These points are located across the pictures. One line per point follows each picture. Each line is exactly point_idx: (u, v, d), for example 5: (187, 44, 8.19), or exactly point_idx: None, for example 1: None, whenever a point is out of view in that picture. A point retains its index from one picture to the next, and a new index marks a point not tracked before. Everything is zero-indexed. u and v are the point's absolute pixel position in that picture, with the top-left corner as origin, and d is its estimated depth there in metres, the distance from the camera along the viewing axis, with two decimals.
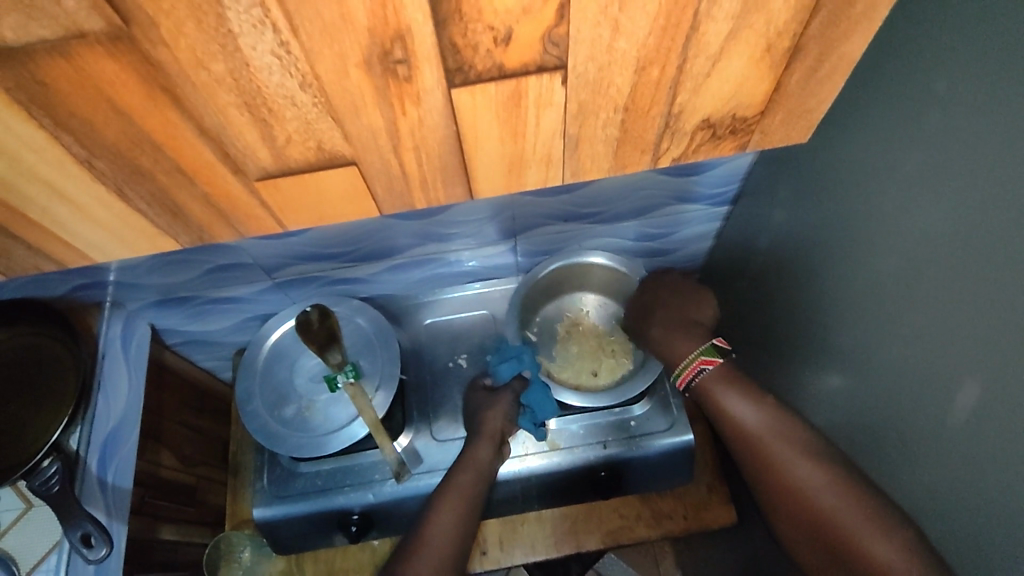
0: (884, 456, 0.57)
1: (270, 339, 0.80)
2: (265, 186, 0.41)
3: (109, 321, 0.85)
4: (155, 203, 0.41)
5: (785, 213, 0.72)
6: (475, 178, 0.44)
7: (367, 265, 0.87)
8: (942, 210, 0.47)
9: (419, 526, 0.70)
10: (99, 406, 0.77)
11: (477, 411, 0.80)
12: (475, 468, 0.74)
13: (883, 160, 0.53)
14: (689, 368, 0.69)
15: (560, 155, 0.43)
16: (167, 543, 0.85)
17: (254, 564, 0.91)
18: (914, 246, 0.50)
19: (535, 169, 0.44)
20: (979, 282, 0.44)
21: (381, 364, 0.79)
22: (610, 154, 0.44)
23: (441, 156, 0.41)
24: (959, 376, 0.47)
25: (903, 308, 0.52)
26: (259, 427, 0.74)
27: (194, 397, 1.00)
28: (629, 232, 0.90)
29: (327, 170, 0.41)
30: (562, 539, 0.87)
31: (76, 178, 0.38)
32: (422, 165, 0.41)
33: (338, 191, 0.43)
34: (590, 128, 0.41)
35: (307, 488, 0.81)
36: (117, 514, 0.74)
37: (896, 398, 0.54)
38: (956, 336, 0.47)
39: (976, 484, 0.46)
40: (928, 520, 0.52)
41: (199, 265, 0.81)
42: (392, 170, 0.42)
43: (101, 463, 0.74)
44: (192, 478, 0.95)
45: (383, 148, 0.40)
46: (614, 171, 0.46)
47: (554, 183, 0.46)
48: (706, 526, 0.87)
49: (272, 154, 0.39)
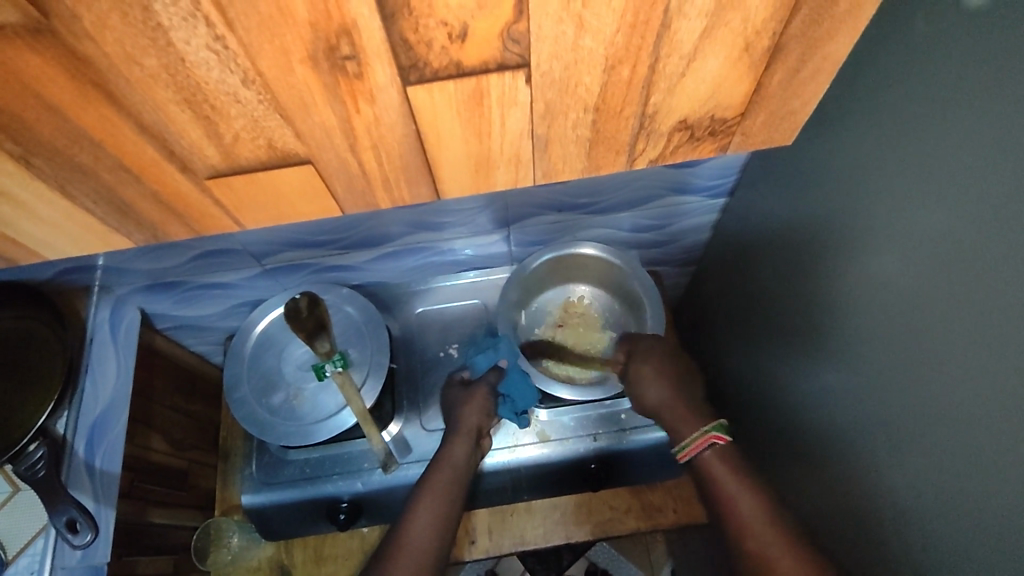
0: (869, 460, 0.57)
1: (257, 327, 0.79)
2: (218, 184, 0.40)
3: (98, 305, 0.84)
4: (102, 201, 0.40)
5: (781, 206, 0.70)
6: (441, 176, 0.43)
7: (357, 253, 0.86)
8: (939, 209, 0.46)
9: (399, 530, 0.69)
10: (87, 388, 0.78)
11: (453, 408, 0.79)
12: (451, 467, 0.74)
13: (880, 159, 0.52)
14: (695, 443, 0.68)
15: (529, 155, 0.42)
16: (156, 526, 0.85)
17: (244, 550, 0.91)
18: (909, 244, 0.49)
19: (504, 170, 0.44)
20: (975, 284, 0.44)
21: (370, 353, 0.78)
22: (583, 156, 0.43)
23: (403, 157, 0.40)
24: (953, 379, 0.46)
25: (899, 311, 0.51)
26: (247, 414, 0.74)
27: (184, 382, 0.99)
28: (624, 223, 0.89)
29: (281, 169, 0.40)
30: (552, 529, 0.87)
31: (13, 175, 0.36)
32: (383, 164, 0.40)
33: (296, 191, 0.42)
34: (560, 128, 0.40)
35: (296, 476, 0.81)
36: (106, 499, 0.74)
37: (885, 400, 0.54)
38: (949, 338, 0.46)
39: (971, 493, 0.45)
40: (912, 526, 0.52)
41: (188, 252, 0.80)
42: (353, 171, 0.41)
43: (89, 448, 0.75)
44: (183, 462, 0.95)
45: (339, 147, 0.39)
46: (587, 172, 0.45)
47: (525, 183, 0.45)
48: (695, 519, 0.87)
49: (220, 151, 0.38)
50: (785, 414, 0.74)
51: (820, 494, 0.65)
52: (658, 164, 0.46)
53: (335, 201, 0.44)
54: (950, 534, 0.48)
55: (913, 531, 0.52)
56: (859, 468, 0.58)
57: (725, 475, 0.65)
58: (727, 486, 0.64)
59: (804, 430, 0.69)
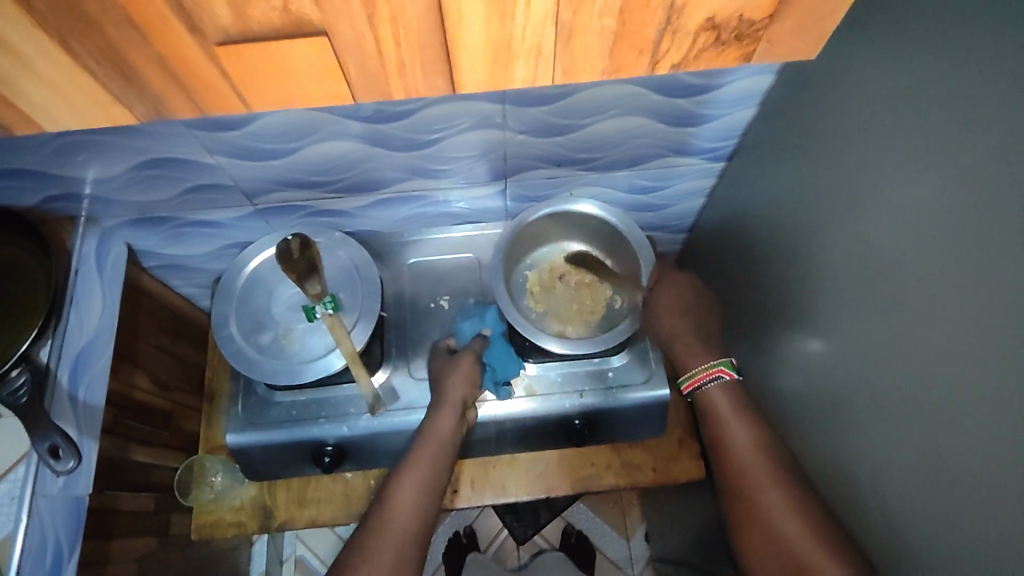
0: (855, 415, 0.58)
1: (249, 265, 0.78)
2: (227, 54, 0.37)
3: (82, 237, 0.82)
4: (105, 59, 0.36)
5: (783, 170, 0.71)
6: (460, 75, 0.41)
7: (350, 197, 0.85)
8: (933, 163, 0.47)
9: (383, 503, 0.68)
10: (72, 319, 0.77)
11: (439, 378, 0.78)
12: (437, 443, 0.73)
13: (883, 116, 0.53)
14: (704, 373, 0.70)
15: (551, 49, 0.39)
16: (140, 465, 0.90)
17: (227, 489, 0.88)
18: (909, 199, 0.50)
19: (524, 64, 0.41)
20: (968, 235, 0.45)
21: (361, 299, 0.77)
22: (606, 53, 0.40)
23: (424, 39, 0.38)
24: (939, 323, 0.48)
25: (892, 270, 0.52)
26: (234, 352, 0.73)
27: (167, 323, 0.99)
28: (622, 183, 0.88)
29: (296, 45, 0.37)
30: (533, 482, 0.89)
31: (13, 18, 0.33)
32: (400, 42, 0.37)
33: (307, 66, 0.39)
34: (586, 15, 0.37)
35: (282, 418, 0.81)
36: (88, 430, 0.75)
37: (874, 353, 0.55)
38: (940, 291, 0.47)
39: (958, 446, 0.47)
40: (897, 467, 0.54)
41: (177, 184, 0.79)
42: (366, 47, 0.38)
43: (72, 379, 0.75)
44: (166, 403, 0.98)
45: (357, 18, 0.35)
46: (608, 75, 0.42)
47: (543, 82, 0.42)
48: (673, 478, 0.89)
49: (231, 12, 0.34)
50: (776, 376, 0.75)
51: (815, 451, 0.67)
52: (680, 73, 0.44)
53: (347, 86, 0.41)
54: (935, 470, 0.49)
55: (893, 470, 0.54)
56: (849, 421, 0.60)
57: (725, 409, 0.69)
58: (726, 419, 0.68)
59: (794, 395, 0.71)
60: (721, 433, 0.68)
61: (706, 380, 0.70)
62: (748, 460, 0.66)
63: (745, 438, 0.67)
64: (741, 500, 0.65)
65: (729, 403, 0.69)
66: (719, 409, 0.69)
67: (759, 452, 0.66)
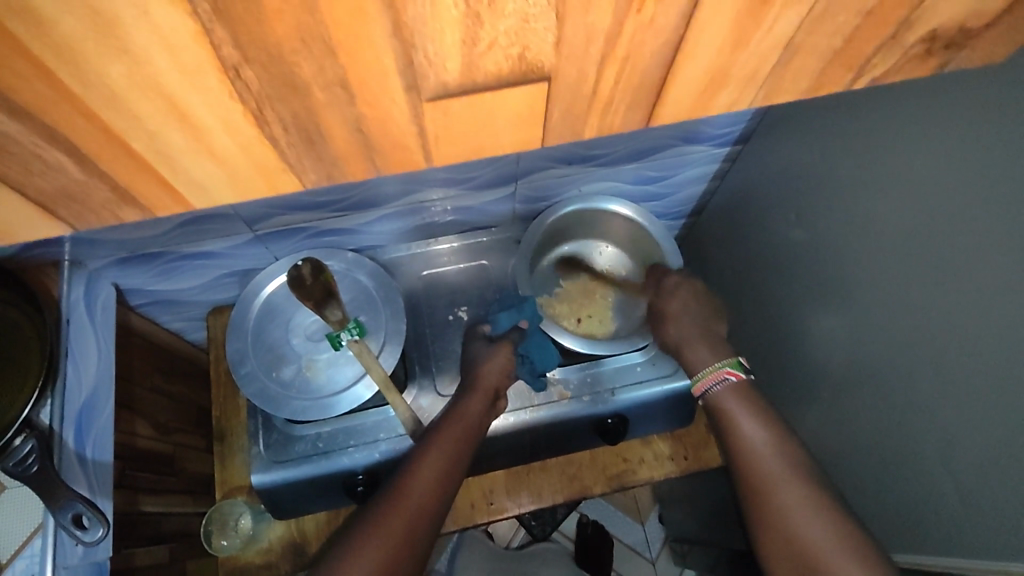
0: (883, 394, 0.59)
1: (261, 293, 0.74)
2: (436, 107, 0.37)
3: (70, 283, 0.75)
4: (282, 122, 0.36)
5: (795, 152, 0.72)
6: (668, 96, 0.41)
7: (354, 215, 0.81)
8: (968, 143, 0.48)
9: (403, 479, 0.66)
10: (70, 373, 0.71)
11: (473, 363, 0.77)
12: (464, 421, 0.72)
13: (910, 95, 0.53)
14: (710, 376, 0.71)
15: (767, 71, 0.41)
16: (150, 514, 0.85)
17: (256, 531, 0.84)
18: (938, 180, 0.51)
19: (730, 90, 0.42)
20: (999, 213, 0.45)
21: (384, 320, 0.73)
22: (817, 72, 0.42)
23: (644, 72, 0.38)
24: (972, 302, 0.48)
25: (921, 250, 0.53)
26: (257, 390, 0.69)
27: (161, 361, 0.94)
28: (629, 176, 0.87)
29: (515, 90, 0.38)
30: (566, 485, 0.88)
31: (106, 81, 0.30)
32: (617, 82, 0.38)
33: (511, 113, 0.40)
34: (818, 36, 0.39)
35: (308, 451, 0.77)
36: (101, 490, 0.69)
37: (900, 333, 0.56)
38: (972, 270, 0.48)
39: (992, 423, 0.48)
40: (925, 446, 0.55)
41: (168, 219, 0.73)
42: (582, 90, 0.39)
43: (78, 437, 0.69)
44: (169, 446, 0.92)
45: (589, 59, 0.36)
46: (807, 92, 0.44)
47: (743, 104, 0.44)
48: (705, 465, 0.89)
49: (462, 64, 0.34)
50: (796, 355, 0.76)
51: (838, 433, 0.68)
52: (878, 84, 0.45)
53: (542, 129, 0.42)
54: (969, 444, 0.50)
55: (928, 446, 0.55)
56: (879, 403, 0.60)
57: (734, 403, 0.69)
58: (735, 413, 0.68)
59: (816, 372, 0.72)
60: (732, 425, 0.67)
61: (713, 383, 0.71)
62: (759, 453, 0.64)
63: (756, 430, 0.66)
64: (754, 499, 0.63)
65: (737, 399, 0.69)
66: (728, 404, 0.69)
67: (771, 445, 0.65)
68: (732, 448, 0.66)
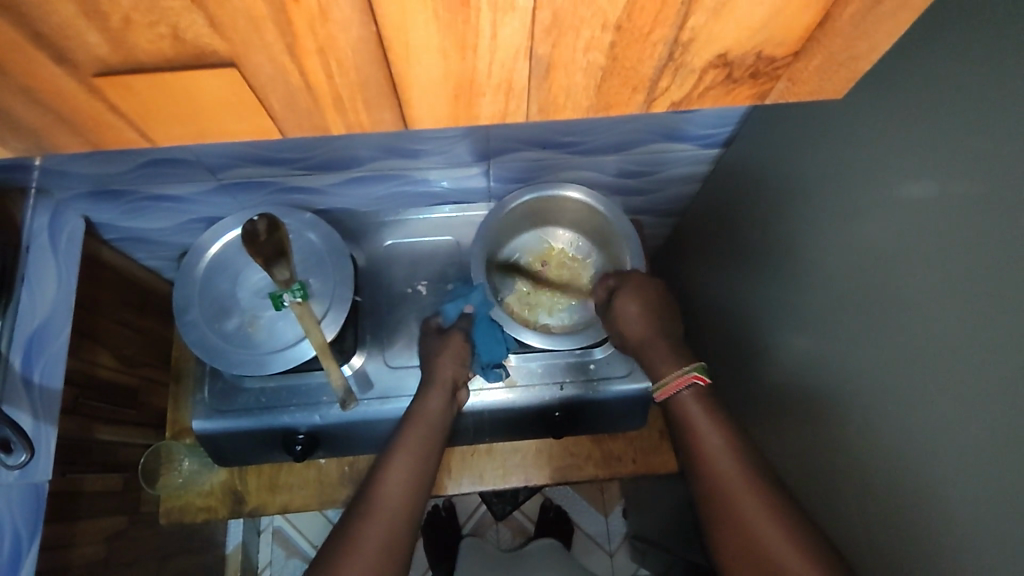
0: (841, 426, 0.57)
1: (210, 249, 0.74)
2: (111, 84, 0.36)
3: (35, 210, 0.77)
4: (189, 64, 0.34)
5: (773, 163, 0.68)
6: (409, 97, 0.39)
7: (321, 174, 0.80)
8: (942, 179, 0.45)
9: (371, 488, 0.64)
10: (23, 299, 0.71)
11: (428, 356, 0.76)
12: (426, 421, 0.70)
13: (892, 115, 0.50)
14: (675, 381, 0.67)
15: (523, 80, 0.38)
16: (105, 444, 0.86)
17: (196, 475, 0.86)
18: (911, 216, 0.48)
19: (490, 97, 0.40)
20: (974, 260, 0.42)
21: (331, 284, 0.73)
22: (591, 88, 0.40)
23: (360, 71, 0.36)
24: (937, 348, 0.46)
25: (893, 288, 0.50)
26: (197, 339, 0.69)
27: (135, 296, 0.95)
28: (610, 167, 0.84)
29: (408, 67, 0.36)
30: (511, 471, 0.88)
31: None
32: (332, 78, 0.36)
33: (213, 97, 0.38)
34: (565, 48, 0.36)
35: (250, 405, 0.78)
36: (45, 416, 0.72)
37: (866, 368, 0.53)
38: (941, 318, 0.45)
39: (948, 477, 0.45)
40: (876, 485, 0.53)
41: (132, 158, 0.74)
42: (294, 83, 0.37)
43: (27, 362, 0.71)
44: (134, 380, 0.94)
45: (272, 46, 0.34)
46: (594, 110, 0.42)
47: (515, 114, 0.42)
48: (652, 470, 0.88)
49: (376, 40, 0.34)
50: (757, 373, 0.74)
51: (795, 459, 0.66)
52: (682, 106, 0.43)
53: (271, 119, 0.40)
54: (920, 489, 0.48)
55: (880, 484, 0.52)
56: (835, 433, 0.58)
57: (700, 415, 0.64)
58: (699, 423, 0.64)
59: (774, 392, 0.70)
60: (695, 437, 0.63)
61: (677, 388, 0.67)
62: (726, 470, 0.60)
63: (720, 445, 0.62)
64: (724, 524, 0.58)
65: (699, 407, 0.64)
66: (690, 410, 0.65)
67: (736, 461, 0.61)
68: (698, 463, 0.62)
